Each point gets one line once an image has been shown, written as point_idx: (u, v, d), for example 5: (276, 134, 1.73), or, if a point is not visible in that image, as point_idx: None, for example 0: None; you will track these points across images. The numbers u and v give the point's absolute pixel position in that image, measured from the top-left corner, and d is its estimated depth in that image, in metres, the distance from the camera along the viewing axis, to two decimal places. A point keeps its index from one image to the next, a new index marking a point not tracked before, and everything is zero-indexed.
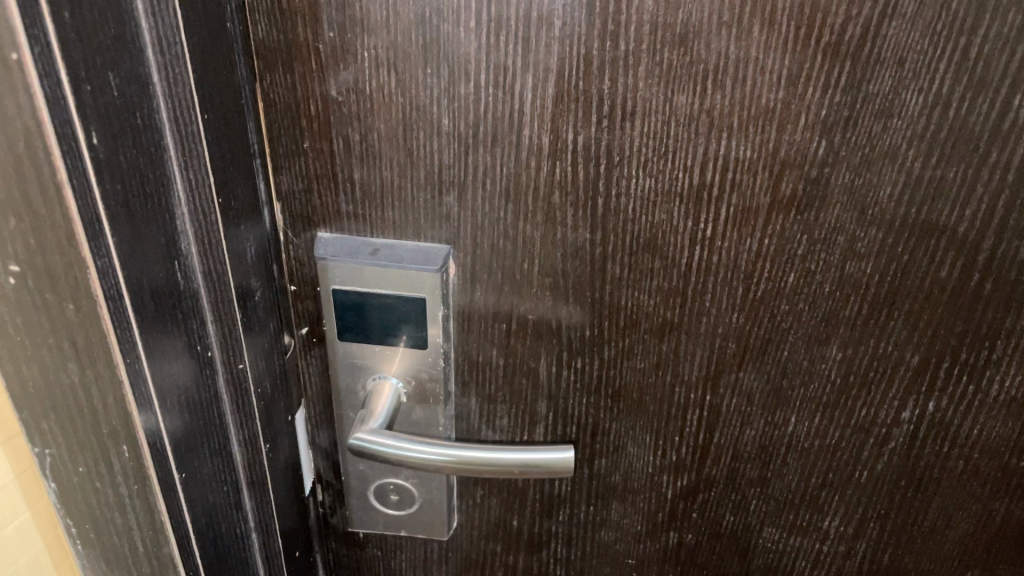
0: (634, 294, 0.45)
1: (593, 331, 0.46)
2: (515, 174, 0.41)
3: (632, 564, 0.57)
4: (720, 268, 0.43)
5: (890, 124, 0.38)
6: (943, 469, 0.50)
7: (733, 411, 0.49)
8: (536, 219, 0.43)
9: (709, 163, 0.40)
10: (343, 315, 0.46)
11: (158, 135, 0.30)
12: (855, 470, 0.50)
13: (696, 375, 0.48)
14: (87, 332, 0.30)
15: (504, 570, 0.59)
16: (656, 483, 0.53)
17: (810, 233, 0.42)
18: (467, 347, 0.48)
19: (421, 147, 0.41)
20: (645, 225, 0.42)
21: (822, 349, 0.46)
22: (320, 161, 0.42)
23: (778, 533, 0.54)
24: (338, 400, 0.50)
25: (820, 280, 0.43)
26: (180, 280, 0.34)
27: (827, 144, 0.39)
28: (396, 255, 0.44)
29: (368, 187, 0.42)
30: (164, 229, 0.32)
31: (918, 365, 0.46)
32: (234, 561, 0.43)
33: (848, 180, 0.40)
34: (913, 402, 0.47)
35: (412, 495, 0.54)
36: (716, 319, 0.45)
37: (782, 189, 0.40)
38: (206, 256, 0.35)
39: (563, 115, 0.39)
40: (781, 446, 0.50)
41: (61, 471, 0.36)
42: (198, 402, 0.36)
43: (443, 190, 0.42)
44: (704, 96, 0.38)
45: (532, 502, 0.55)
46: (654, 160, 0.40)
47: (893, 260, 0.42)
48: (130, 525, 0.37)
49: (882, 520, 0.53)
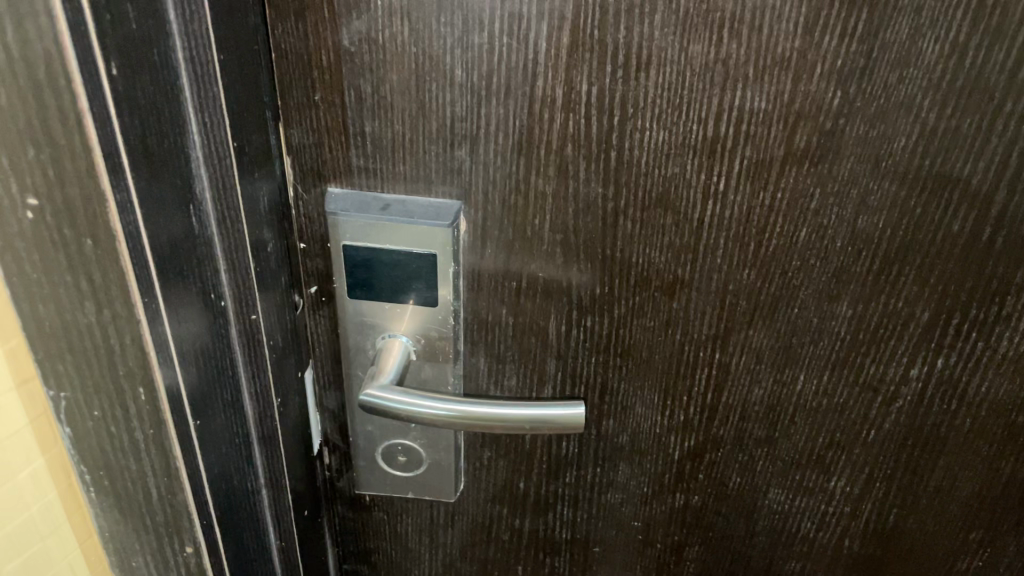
0: (645, 250, 0.45)
1: (603, 289, 0.46)
2: (528, 127, 0.41)
3: (638, 527, 0.58)
4: (731, 224, 0.43)
5: (906, 74, 0.38)
6: (950, 429, 0.50)
7: (742, 370, 0.49)
8: (548, 173, 0.42)
9: (723, 115, 0.40)
10: (354, 272, 0.46)
11: (174, 76, 0.30)
12: (861, 430, 0.51)
13: (706, 333, 0.48)
14: (105, 271, 0.30)
15: (509, 534, 0.59)
16: (663, 443, 0.53)
17: (823, 187, 0.41)
18: (476, 306, 0.48)
19: (434, 99, 0.40)
20: (657, 178, 0.42)
21: (832, 306, 0.46)
22: (331, 114, 0.41)
23: (784, 494, 0.54)
24: (347, 360, 0.50)
25: (832, 234, 0.43)
26: (195, 225, 0.33)
27: (842, 94, 0.39)
28: (406, 211, 0.44)
29: (380, 141, 0.42)
30: (180, 172, 0.32)
31: (928, 322, 0.46)
32: (246, 514, 0.43)
33: (862, 131, 0.40)
34: (922, 359, 0.47)
35: (420, 457, 0.54)
36: (727, 275, 0.45)
37: (796, 141, 0.40)
38: (221, 202, 0.34)
39: (577, 64, 0.39)
40: (789, 406, 0.50)
41: (76, 415, 0.35)
42: (211, 351, 0.36)
43: (455, 143, 0.42)
44: (720, 45, 0.38)
45: (539, 463, 0.55)
46: (667, 112, 0.40)
47: (905, 214, 0.42)
48: (145, 472, 0.37)
49: (888, 481, 0.53)
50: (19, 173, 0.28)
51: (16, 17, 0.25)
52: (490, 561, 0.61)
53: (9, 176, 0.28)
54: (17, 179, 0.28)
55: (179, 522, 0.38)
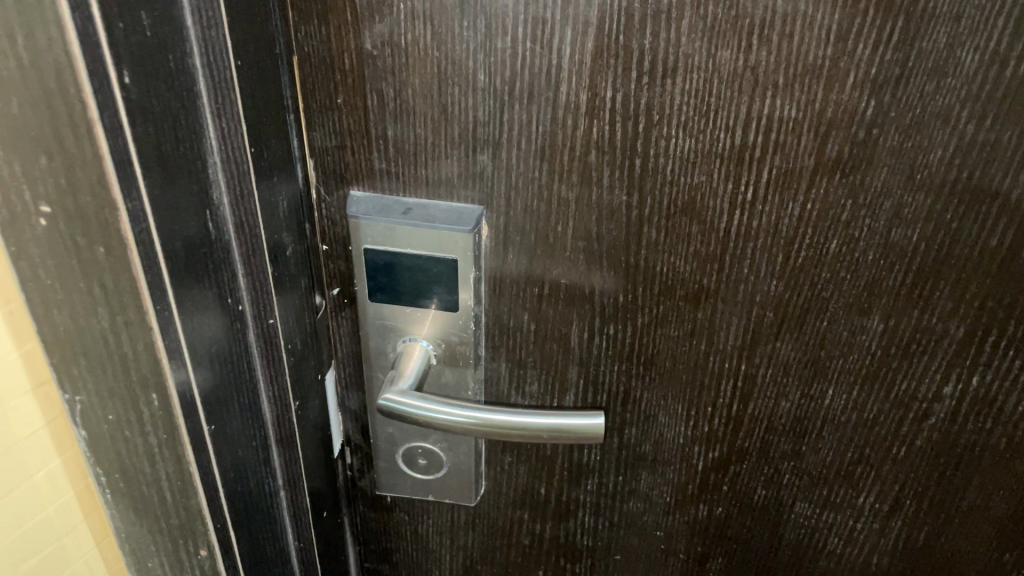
0: (669, 259, 0.44)
1: (626, 296, 0.46)
2: (551, 133, 0.40)
3: (660, 536, 0.57)
4: (759, 234, 0.42)
5: (943, 83, 0.37)
6: (984, 449, 0.49)
7: (768, 382, 0.48)
8: (571, 180, 0.42)
9: (751, 123, 0.39)
10: (375, 275, 0.46)
11: (191, 81, 0.30)
12: (892, 446, 0.49)
13: (731, 345, 0.47)
14: (117, 277, 0.30)
15: (530, 539, 0.59)
16: (687, 454, 0.52)
17: (854, 198, 0.40)
18: (498, 311, 0.47)
19: (456, 103, 0.40)
20: (683, 187, 0.41)
21: (862, 320, 0.44)
22: (354, 117, 0.41)
23: (811, 509, 0.53)
24: (368, 362, 0.50)
25: (863, 247, 0.42)
26: (212, 231, 0.33)
27: (876, 104, 0.37)
28: (429, 214, 0.44)
29: (402, 144, 0.42)
30: (196, 178, 0.32)
31: (962, 338, 0.44)
32: (262, 515, 0.43)
33: (896, 142, 0.38)
34: (956, 377, 0.46)
35: (440, 460, 0.54)
36: (754, 286, 0.44)
37: (828, 151, 0.39)
38: (238, 207, 0.34)
39: (602, 70, 0.38)
40: (817, 420, 0.49)
41: (91, 418, 0.36)
42: (228, 356, 0.36)
43: (477, 148, 0.41)
44: (750, 52, 0.37)
45: (561, 469, 0.54)
46: (694, 120, 0.39)
47: (940, 227, 0.41)
48: (159, 476, 0.37)
49: (918, 499, 0.51)
50: (32, 180, 0.28)
51: (27, 26, 0.25)
52: (511, 564, 0.61)
53: (23, 183, 0.29)
54: (29, 185, 0.29)
55: (194, 525, 0.39)
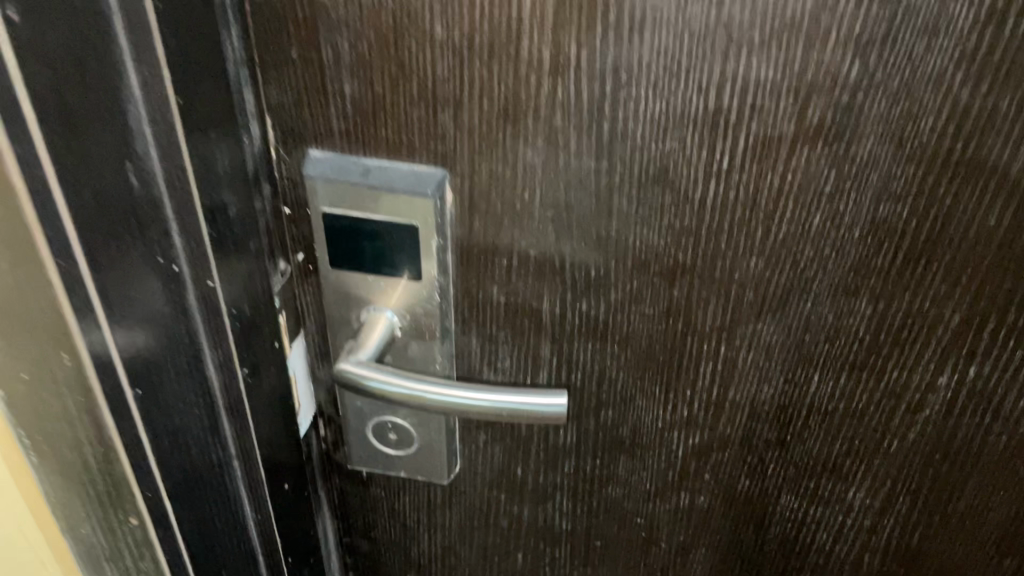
0: (642, 232, 0.41)
1: (599, 270, 0.43)
2: (514, 92, 0.38)
3: (641, 524, 0.55)
4: (737, 206, 0.39)
5: (934, 43, 0.33)
6: (982, 444, 0.45)
7: (750, 366, 0.45)
8: (537, 144, 0.39)
9: (726, 85, 0.36)
10: (336, 240, 0.44)
11: (101, 23, 0.28)
12: (883, 439, 0.46)
13: (710, 325, 0.44)
14: (15, 229, 0.31)
15: (508, 520, 0.57)
16: (666, 440, 0.49)
17: (839, 169, 0.37)
18: (467, 282, 0.45)
19: (413, 58, 0.38)
20: (654, 154, 0.38)
21: (849, 303, 0.41)
22: (309, 72, 0.39)
23: (797, 502, 0.50)
24: (334, 331, 0.48)
25: (849, 223, 0.38)
26: (134, 182, 0.32)
27: (861, 66, 0.34)
28: (388, 178, 0.41)
29: (360, 102, 0.40)
30: (112, 124, 0.30)
31: (958, 325, 0.41)
32: (209, 484, 0.42)
33: (884, 108, 0.35)
34: (952, 366, 0.42)
35: (411, 436, 0.52)
36: (732, 264, 0.41)
37: (809, 117, 0.36)
38: (168, 161, 0.32)
39: (565, 24, 0.35)
40: (802, 408, 0.46)
41: (10, 377, 0.37)
42: (158, 316, 0.35)
43: (438, 108, 0.39)
44: (722, 6, 0.34)
45: (537, 450, 0.52)
46: (665, 80, 0.36)
47: (933, 203, 0.37)
48: (80, 439, 0.38)
49: (912, 496, 0.48)
50: None
51: None
52: (489, 546, 0.59)
53: None
54: None
55: (119, 488, 0.40)
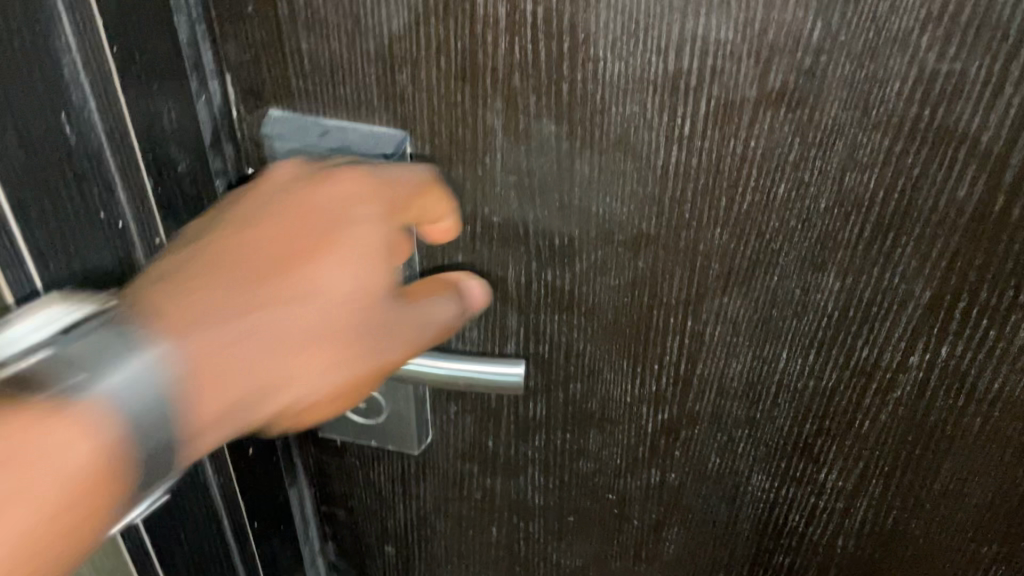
0: (606, 200, 0.40)
1: (563, 238, 0.42)
2: (470, 51, 0.37)
3: (613, 500, 0.54)
4: (700, 173, 0.38)
5: (899, 2, 0.32)
6: (957, 427, 0.44)
7: (718, 340, 0.44)
8: (496, 106, 0.38)
9: (685, 45, 0.34)
10: None
11: None
12: (854, 418, 0.45)
13: (676, 298, 0.43)
14: None
15: (481, 493, 0.56)
16: (635, 415, 0.48)
17: (803, 136, 0.36)
18: (432, 249, 0.44)
19: (368, 15, 0.37)
20: (616, 118, 0.37)
21: (816, 277, 0.40)
22: (266, 28, 0.38)
23: (769, 482, 0.49)
24: None
25: (815, 193, 0.37)
26: (71, 135, 0.32)
27: (823, 26, 0.33)
28: (346, 139, 0.41)
29: (317, 60, 0.39)
30: (46, 74, 0.31)
31: (929, 302, 0.39)
32: None
33: (848, 72, 0.34)
34: (924, 344, 0.41)
35: (380, 405, 0.51)
36: (698, 234, 0.40)
37: (771, 82, 0.35)
38: (106, 114, 0.33)
39: None
40: (771, 384, 0.45)
41: None
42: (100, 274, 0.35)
43: (395, 67, 0.38)
44: None
45: (507, 422, 0.52)
46: (623, 40, 0.35)
47: (901, 172, 0.36)
48: None
49: (885, 479, 0.47)
50: None
51: None
52: (463, 518, 0.59)
53: None
54: None
55: None
